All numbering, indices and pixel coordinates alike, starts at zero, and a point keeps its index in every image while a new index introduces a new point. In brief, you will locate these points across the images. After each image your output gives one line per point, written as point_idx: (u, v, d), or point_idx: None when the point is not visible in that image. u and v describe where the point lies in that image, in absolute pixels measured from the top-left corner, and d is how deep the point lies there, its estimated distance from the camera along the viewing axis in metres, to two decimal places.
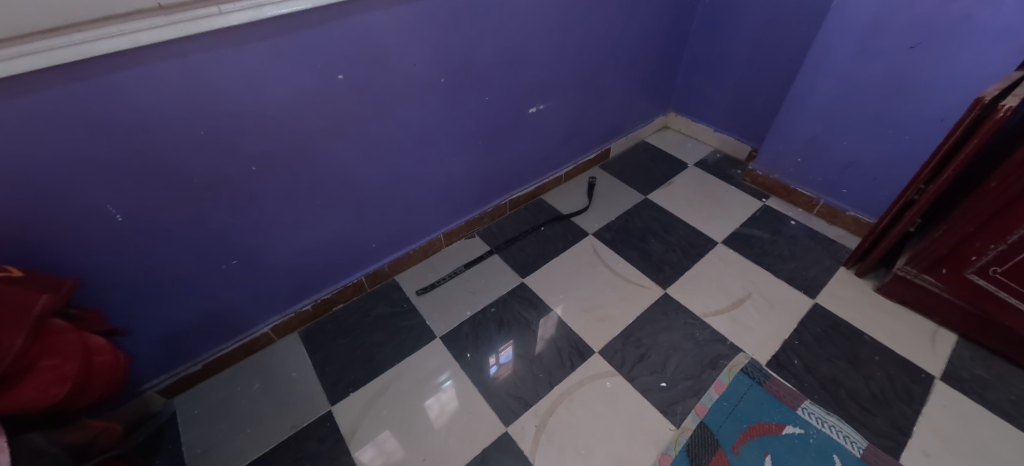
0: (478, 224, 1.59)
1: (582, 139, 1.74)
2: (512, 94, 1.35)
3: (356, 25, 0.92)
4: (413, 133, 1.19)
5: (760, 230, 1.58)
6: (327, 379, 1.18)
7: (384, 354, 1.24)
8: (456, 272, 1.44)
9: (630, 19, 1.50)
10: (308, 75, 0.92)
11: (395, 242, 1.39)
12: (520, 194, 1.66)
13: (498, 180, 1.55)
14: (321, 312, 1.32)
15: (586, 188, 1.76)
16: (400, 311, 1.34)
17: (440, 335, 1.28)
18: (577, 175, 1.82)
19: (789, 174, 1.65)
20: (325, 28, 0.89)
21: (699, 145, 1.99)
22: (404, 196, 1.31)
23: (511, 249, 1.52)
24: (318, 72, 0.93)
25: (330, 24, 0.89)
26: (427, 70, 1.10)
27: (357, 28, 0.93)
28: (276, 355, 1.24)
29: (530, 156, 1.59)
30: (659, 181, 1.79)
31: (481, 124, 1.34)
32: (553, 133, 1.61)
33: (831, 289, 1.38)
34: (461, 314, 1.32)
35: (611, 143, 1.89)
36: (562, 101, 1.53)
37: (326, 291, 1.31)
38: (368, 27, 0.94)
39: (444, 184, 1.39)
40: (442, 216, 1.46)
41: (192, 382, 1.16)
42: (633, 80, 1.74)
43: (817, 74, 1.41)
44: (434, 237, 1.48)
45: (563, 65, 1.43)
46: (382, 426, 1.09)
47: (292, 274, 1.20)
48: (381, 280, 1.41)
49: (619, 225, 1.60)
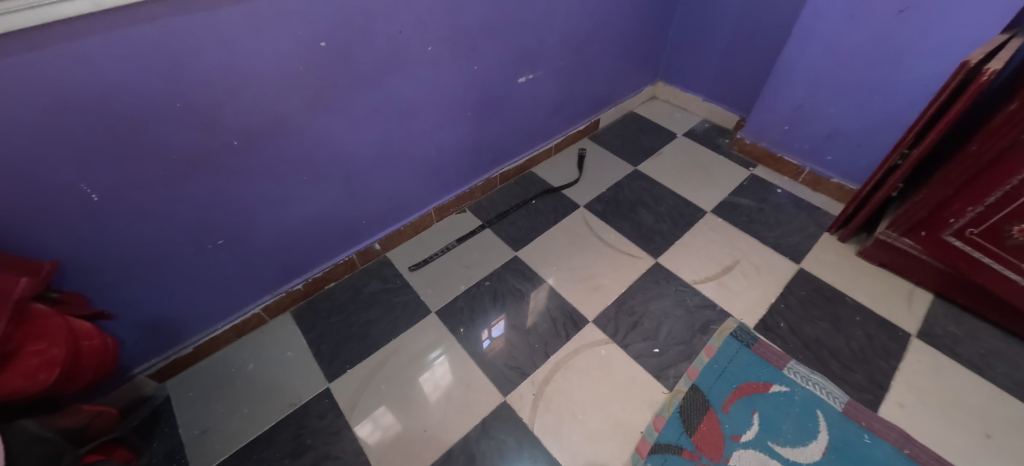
0: (468, 199, 1.56)
1: (572, 109, 1.71)
2: (500, 64, 1.31)
3: None
4: (401, 104, 1.16)
5: (748, 199, 1.60)
6: (324, 357, 1.18)
7: (379, 330, 1.24)
8: (448, 247, 1.43)
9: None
10: (288, 42, 0.87)
11: (384, 218, 1.36)
12: (510, 168, 1.64)
13: (487, 153, 1.52)
14: (312, 290, 1.30)
15: (576, 160, 1.75)
16: (393, 287, 1.33)
17: (435, 309, 1.27)
18: (566, 147, 1.80)
19: (776, 142, 1.66)
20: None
21: (687, 115, 1.98)
22: (392, 171, 1.28)
23: (503, 223, 1.51)
24: (299, 39, 0.88)
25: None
26: (414, 37, 1.05)
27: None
28: (269, 335, 1.22)
29: (519, 129, 1.57)
30: (648, 152, 1.79)
31: (469, 95, 1.31)
32: (541, 104, 1.57)
33: (815, 254, 1.42)
34: (455, 289, 1.32)
35: (600, 114, 1.86)
36: (551, 70, 1.49)
37: (317, 270, 1.29)
38: None
39: (432, 158, 1.36)
40: (431, 191, 1.44)
41: (184, 366, 1.14)
42: (621, 49, 1.70)
43: (805, 40, 1.40)
44: (424, 212, 1.46)
45: (552, 33, 1.39)
46: (380, 401, 1.10)
47: (281, 252, 1.18)
48: (372, 257, 1.39)
49: (610, 197, 1.60)
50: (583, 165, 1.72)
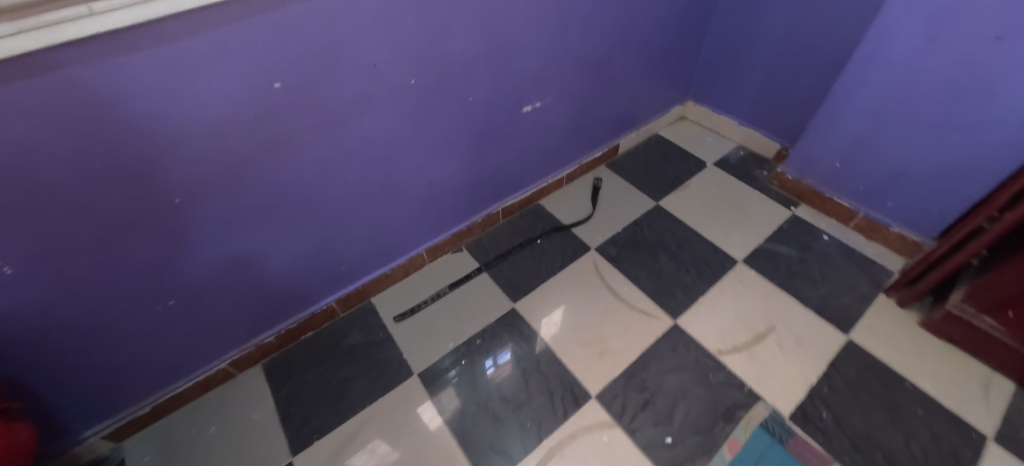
0: (466, 236, 1.41)
1: (587, 135, 1.53)
2: (501, 92, 1.15)
3: (293, 17, 0.72)
4: (382, 143, 1.01)
5: (788, 246, 1.38)
6: (292, 421, 1.06)
7: (356, 391, 1.11)
8: (440, 293, 1.28)
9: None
10: (235, 85, 0.73)
11: (368, 261, 1.23)
12: (515, 201, 1.47)
13: (488, 187, 1.36)
14: (287, 340, 1.19)
15: (590, 192, 1.56)
16: (376, 341, 1.19)
17: (419, 371, 1.13)
18: (580, 175, 1.61)
19: (825, 180, 1.43)
20: (252, 23, 0.69)
21: (719, 140, 1.75)
22: (375, 213, 1.14)
23: (503, 266, 1.35)
24: (247, 80, 0.74)
25: (258, 17, 0.69)
26: (393, 69, 0.90)
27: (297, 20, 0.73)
28: (236, 392, 1.11)
29: (526, 159, 1.39)
30: (673, 184, 1.58)
31: (464, 128, 1.14)
32: (552, 132, 1.39)
33: (868, 322, 1.20)
34: (443, 346, 1.18)
35: (620, 138, 1.67)
36: (562, 95, 1.31)
37: (292, 320, 1.17)
38: (309, 20, 0.74)
39: (423, 196, 1.21)
40: (424, 230, 1.29)
41: (142, 425, 1.05)
42: (645, 68, 1.50)
43: (871, 66, 1.16)
44: (415, 253, 1.31)
45: (564, 55, 1.20)
46: (376, 432, 1.04)
47: (247, 304, 1.05)
48: (356, 302, 1.26)
49: (626, 237, 1.42)
50: (598, 198, 1.53)
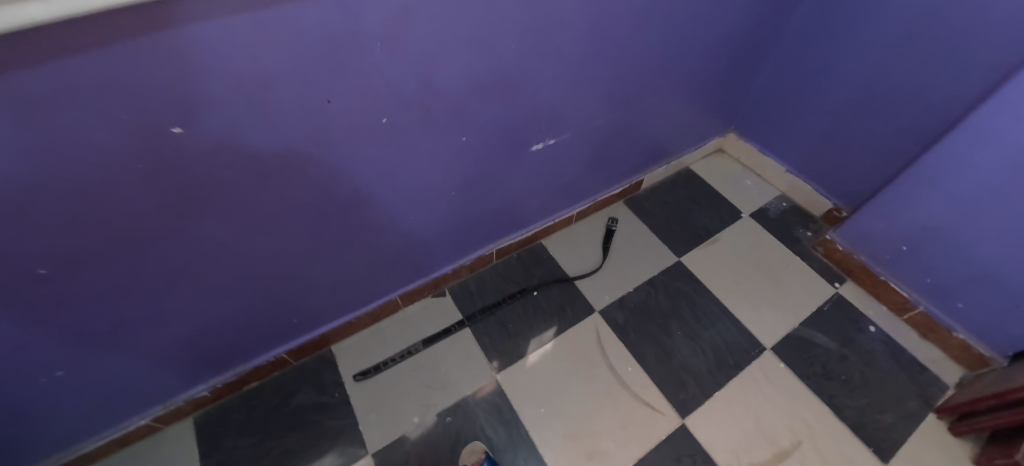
0: (451, 279, 1.20)
1: (608, 170, 1.28)
2: (506, 129, 0.91)
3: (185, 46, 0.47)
4: (344, 189, 0.78)
5: (827, 336, 1.16)
6: None
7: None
8: (412, 350, 1.09)
9: (697, 19, 1.00)
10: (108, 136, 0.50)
11: (327, 309, 1.03)
12: (513, 241, 1.26)
13: (482, 228, 1.14)
14: (225, 392, 1.01)
15: (602, 236, 1.34)
16: (329, 404, 1.01)
17: (373, 451, 0.96)
18: (593, 212, 1.38)
19: (883, 261, 1.19)
20: (116, 52, 0.44)
21: (760, 185, 1.50)
22: (336, 261, 0.93)
23: (489, 321, 1.15)
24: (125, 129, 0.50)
25: (125, 45, 0.44)
26: (359, 108, 0.67)
27: (195, 48, 0.48)
28: (159, 453, 0.95)
29: (530, 198, 1.16)
30: (700, 236, 1.36)
31: (456, 169, 0.91)
32: (565, 168, 1.16)
33: (914, 451, 1.00)
34: (406, 421, 0.99)
35: (645, 173, 1.42)
36: (584, 130, 1.07)
37: (232, 372, 0.99)
38: (216, 50, 0.49)
39: (399, 241, 0.99)
40: (398, 275, 1.08)
41: None
42: (686, 98, 1.24)
43: (977, 144, 0.89)
44: (387, 299, 1.11)
45: (590, 85, 0.95)
46: None
47: (169, 361, 0.87)
48: (312, 351, 1.07)
49: (637, 301, 1.21)
50: (610, 246, 1.31)
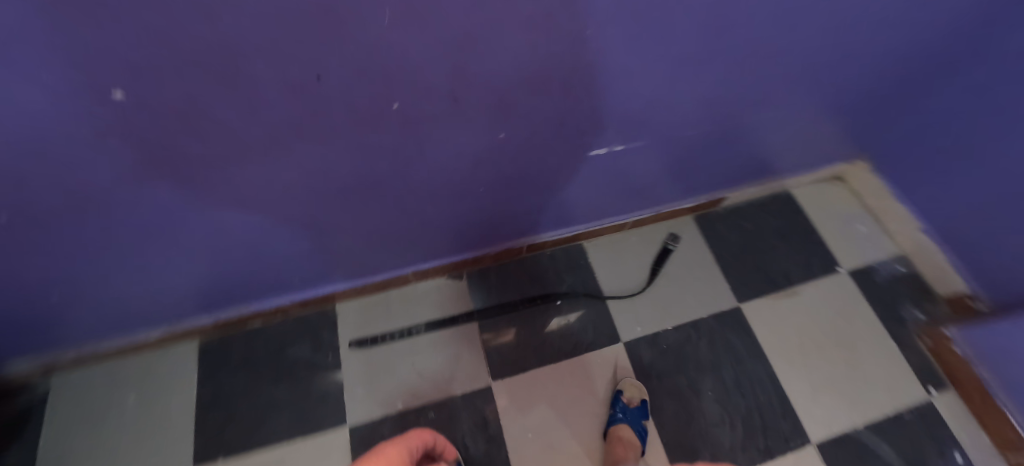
0: (471, 264, 1.09)
1: (682, 184, 1.05)
2: (561, 129, 0.71)
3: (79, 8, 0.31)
4: (348, 173, 0.65)
5: (895, 450, 0.95)
6: (205, 428, 0.94)
7: (279, 419, 0.95)
8: (413, 331, 1.03)
9: (872, 23, 0.69)
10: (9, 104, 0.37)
11: (333, 273, 0.96)
12: (549, 239, 1.10)
13: (514, 223, 0.99)
14: (229, 325, 1.01)
15: (653, 255, 1.14)
16: (321, 365, 0.99)
17: (352, 425, 0.94)
18: (651, 224, 1.18)
19: (1013, 386, 0.91)
20: None
21: (875, 238, 1.20)
22: (344, 236, 0.83)
23: (501, 321, 1.05)
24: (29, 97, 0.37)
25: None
26: (360, 94, 0.50)
27: (98, 5, 0.31)
28: (165, 366, 0.99)
29: (576, 201, 0.98)
30: (774, 284, 1.12)
31: (490, 164, 0.74)
32: (629, 176, 0.94)
33: None
34: (390, 404, 0.96)
35: (731, 191, 1.16)
36: (664, 138, 0.83)
37: (235, 309, 0.98)
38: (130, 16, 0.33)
39: (415, 226, 0.88)
40: (413, 254, 0.99)
41: (66, 367, 0.96)
42: (816, 118, 0.94)
43: None
44: (399, 273, 1.04)
45: (688, 91, 0.71)
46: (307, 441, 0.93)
47: (168, 294, 0.86)
48: (315, 305, 1.04)
49: (672, 343, 1.04)
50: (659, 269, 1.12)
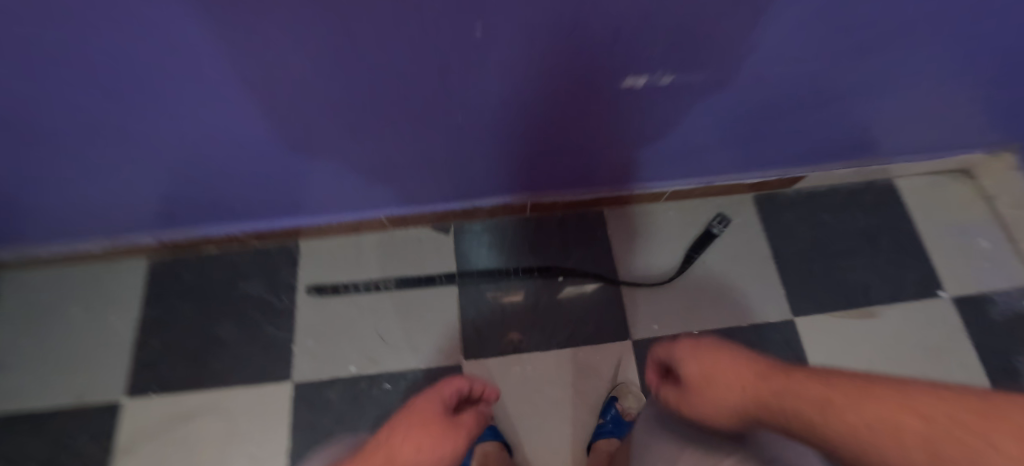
0: (462, 217, 0.90)
1: (745, 152, 0.79)
2: (585, 42, 0.46)
3: None
4: (257, 72, 0.44)
5: None
6: (141, 356, 0.84)
7: (218, 360, 0.83)
8: (380, 286, 0.86)
9: None
10: None
11: (291, 206, 0.80)
12: (559, 199, 0.88)
13: (515, 174, 0.77)
14: (181, 247, 0.89)
15: (688, 238, 0.91)
16: (273, 308, 0.86)
17: (296, 381, 0.81)
18: (693, 198, 0.93)
19: None
20: None
21: (998, 259, 0.90)
22: (289, 162, 0.65)
23: (486, 290, 0.87)
24: None
25: None
26: None
27: None
28: (112, 282, 0.89)
29: (598, 155, 0.74)
30: (844, 298, 0.87)
31: (476, 84, 0.51)
32: (675, 132, 0.69)
33: None
34: (342, 364, 0.82)
35: (812, 171, 0.88)
36: (741, 78, 0.57)
37: (183, 231, 0.85)
38: None
39: (383, 161, 0.68)
40: (387, 196, 0.80)
41: (10, 267, 0.88)
42: (982, 79, 0.63)
43: None
44: (371, 216, 0.85)
45: (798, 7, 0.44)
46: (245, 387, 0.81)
47: (92, 204, 0.72)
48: (276, 239, 0.89)
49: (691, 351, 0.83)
50: (693, 258, 0.88)
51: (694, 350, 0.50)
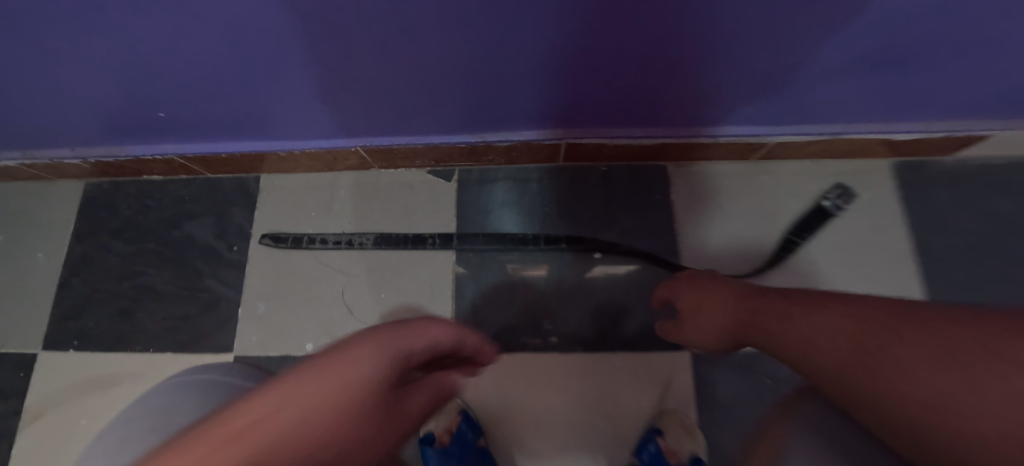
0: (470, 159, 0.66)
1: (912, 87, 0.50)
2: None
3: None
4: None
5: None
6: (62, 301, 0.68)
7: (149, 316, 0.66)
8: (354, 242, 0.65)
9: None
10: None
11: (233, 127, 0.58)
12: (606, 142, 0.62)
13: (547, 99, 0.52)
14: (116, 172, 0.70)
15: (786, 218, 0.65)
16: (222, 258, 0.67)
17: (238, 354, 0.62)
18: (796, 159, 0.65)
19: None
20: None
21: None
22: (201, 45, 0.42)
23: (495, 261, 0.64)
24: None
25: None
26: None
27: None
28: (39, 208, 0.72)
29: (681, 76, 0.47)
30: None
31: None
32: (823, 39, 0.41)
33: None
34: (298, 340, 0.62)
35: (1001, 131, 0.58)
36: None
37: (109, 151, 0.65)
38: None
39: (346, 56, 0.43)
40: (363, 121, 0.56)
41: None
42: None
43: None
44: (343, 145, 0.62)
45: None
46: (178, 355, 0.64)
47: None
48: (230, 171, 0.69)
49: (773, 377, 0.59)
50: (794, 245, 0.63)
51: (685, 280, 0.49)
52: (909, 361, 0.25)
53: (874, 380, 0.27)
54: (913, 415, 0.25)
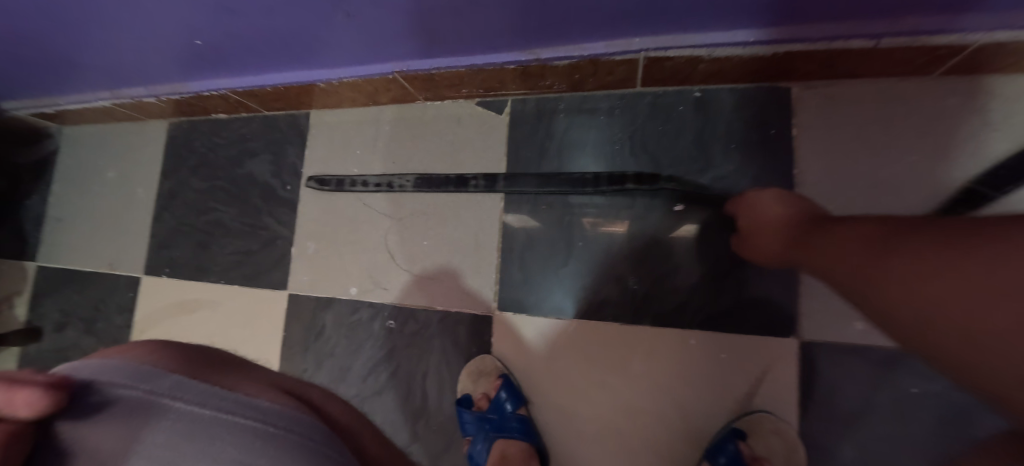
0: (525, 87, 0.54)
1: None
2: None
3: None
4: None
5: None
6: (157, 232, 0.74)
7: (221, 249, 0.69)
8: (396, 184, 0.60)
9: None
10: None
11: (267, 56, 0.53)
12: (701, 55, 0.44)
13: (620, 5, 0.37)
14: (189, 111, 0.72)
15: (984, 169, 0.45)
16: (278, 197, 0.67)
17: (291, 293, 0.63)
18: (1013, 70, 0.43)
19: None
20: None
21: None
22: None
23: (549, 211, 0.54)
24: None
25: None
26: None
27: None
28: (139, 147, 0.78)
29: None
30: None
31: None
32: None
33: None
34: (343, 285, 0.61)
35: None
36: None
37: (175, 90, 0.66)
38: None
39: None
40: (396, 45, 0.48)
41: (48, 123, 0.80)
42: None
43: None
44: (379, 72, 0.54)
45: None
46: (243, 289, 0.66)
47: (40, 42, 0.54)
48: (282, 107, 0.66)
49: (922, 386, 0.43)
50: (988, 199, 0.44)
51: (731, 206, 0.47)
52: (914, 254, 0.25)
53: (880, 278, 0.27)
54: (903, 297, 0.25)
